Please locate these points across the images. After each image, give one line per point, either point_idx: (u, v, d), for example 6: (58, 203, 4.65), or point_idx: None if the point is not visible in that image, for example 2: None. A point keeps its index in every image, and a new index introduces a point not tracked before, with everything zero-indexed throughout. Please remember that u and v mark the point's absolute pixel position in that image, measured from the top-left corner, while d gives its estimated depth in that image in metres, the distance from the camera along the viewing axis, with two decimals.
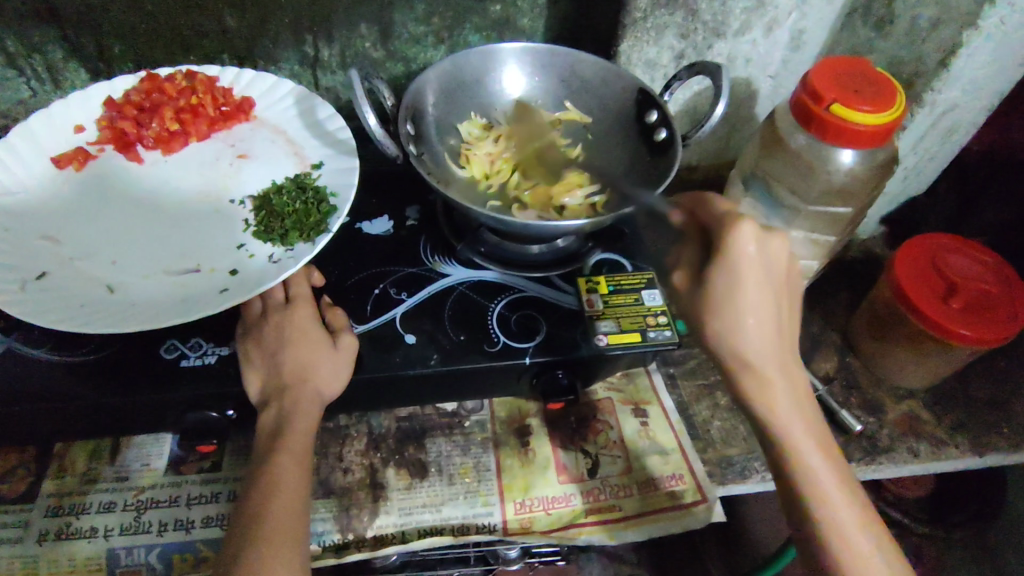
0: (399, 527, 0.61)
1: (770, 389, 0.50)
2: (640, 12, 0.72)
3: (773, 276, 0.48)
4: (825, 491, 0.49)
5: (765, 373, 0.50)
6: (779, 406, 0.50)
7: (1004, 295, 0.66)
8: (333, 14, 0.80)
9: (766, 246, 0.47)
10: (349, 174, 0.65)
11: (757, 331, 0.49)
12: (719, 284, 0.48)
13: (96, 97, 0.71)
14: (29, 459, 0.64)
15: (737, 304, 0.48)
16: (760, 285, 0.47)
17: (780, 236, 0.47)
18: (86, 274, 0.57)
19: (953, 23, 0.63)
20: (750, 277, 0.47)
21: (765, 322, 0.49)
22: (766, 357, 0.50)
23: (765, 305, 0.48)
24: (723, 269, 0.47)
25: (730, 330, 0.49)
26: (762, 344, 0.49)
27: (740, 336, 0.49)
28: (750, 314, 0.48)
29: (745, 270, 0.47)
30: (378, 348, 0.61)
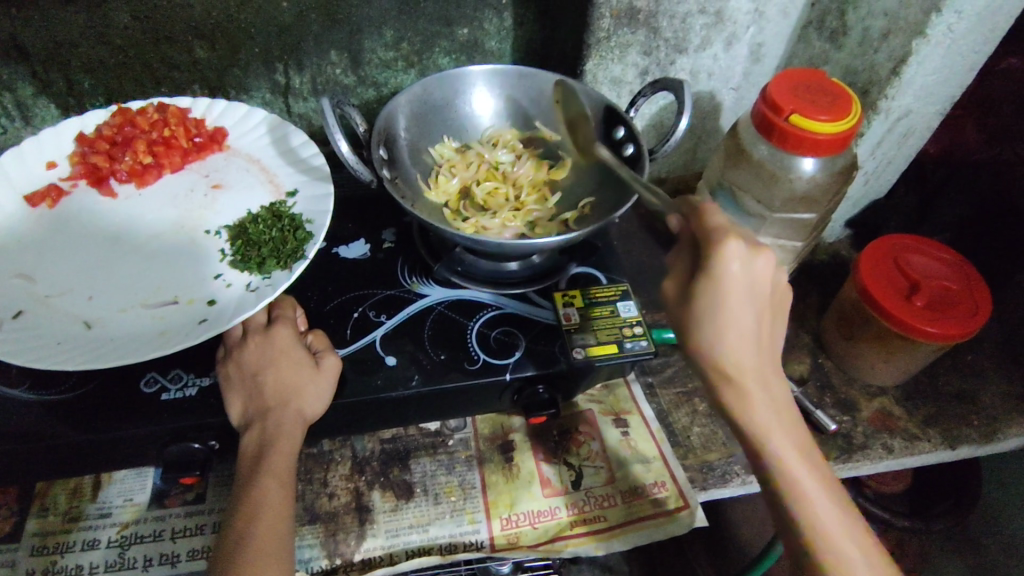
0: (386, 549, 0.61)
1: (752, 398, 0.50)
2: (604, 32, 0.74)
3: (757, 291, 0.48)
4: (810, 498, 0.49)
5: (749, 380, 0.50)
6: (762, 412, 0.50)
7: (964, 291, 0.68)
8: (303, 42, 0.82)
9: (751, 264, 0.47)
10: (324, 200, 0.66)
11: (741, 342, 0.49)
12: (705, 299, 0.48)
13: (67, 133, 0.71)
14: (9, 500, 0.63)
15: (721, 314, 0.48)
16: (744, 298, 0.48)
17: (765, 254, 0.48)
18: (62, 311, 0.57)
19: (902, 32, 0.65)
20: (734, 293, 0.48)
21: (747, 331, 0.49)
22: (748, 366, 0.50)
23: (749, 318, 0.49)
24: (712, 282, 0.48)
25: (716, 342, 0.49)
26: (744, 357, 0.50)
27: (724, 347, 0.49)
28: (733, 326, 0.49)
29: (731, 283, 0.47)
30: (359, 371, 0.62)
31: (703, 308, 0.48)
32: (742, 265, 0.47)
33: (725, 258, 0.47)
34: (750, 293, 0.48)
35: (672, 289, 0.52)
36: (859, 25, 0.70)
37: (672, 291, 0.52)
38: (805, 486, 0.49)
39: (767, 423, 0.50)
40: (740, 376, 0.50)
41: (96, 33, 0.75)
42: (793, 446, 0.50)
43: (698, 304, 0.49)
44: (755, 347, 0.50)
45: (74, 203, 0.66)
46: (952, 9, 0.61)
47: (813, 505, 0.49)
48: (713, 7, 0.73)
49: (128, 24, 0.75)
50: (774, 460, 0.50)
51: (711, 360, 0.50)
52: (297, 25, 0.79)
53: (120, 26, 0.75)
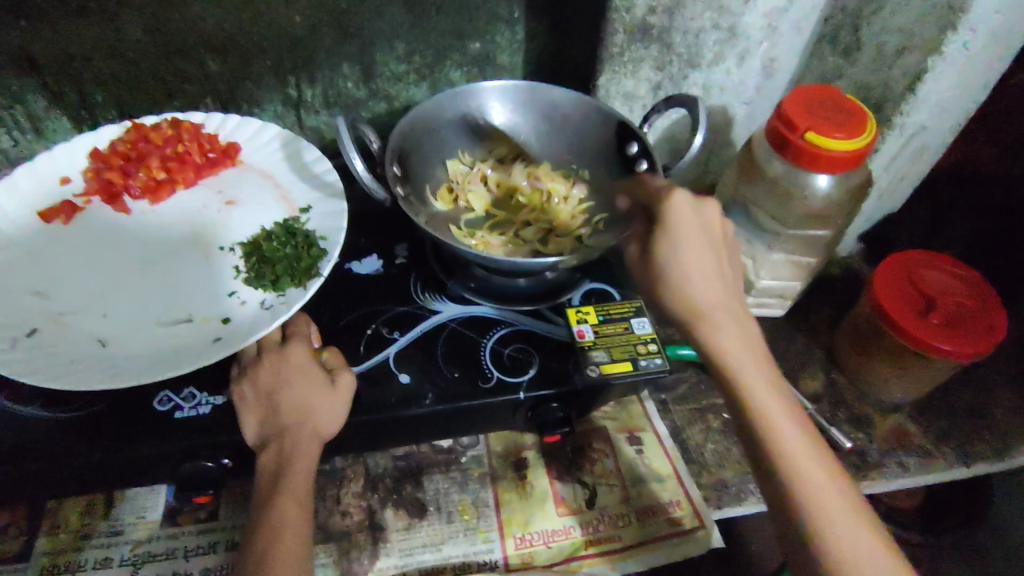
0: (399, 568, 0.61)
1: (727, 339, 0.54)
2: (617, 47, 0.74)
3: (708, 232, 0.56)
4: (792, 449, 0.49)
5: (724, 324, 0.54)
6: (737, 357, 0.53)
7: (980, 307, 0.68)
8: (315, 56, 0.82)
9: (698, 210, 0.56)
10: (338, 217, 0.66)
11: (704, 280, 0.55)
12: (665, 239, 0.55)
13: (81, 149, 0.71)
14: (20, 518, 0.63)
15: (679, 250, 0.55)
16: (699, 242, 0.55)
17: (710, 203, 0.57)
18: (77, 329, 0.57)
19: (917, 49, 0.65)
20: (688, 231, 0.55)
21: (706, 268, 0.55)
22: (718, 307, 0.55)
23: (708, 259, 0.55)
24: (666, 224, 0.55)
25: (680, 278, 0.54)
26: (706, 295, 0.55)
27: (692, 286, 0.54)
28: (697, 269, 0.55)
29: (683, 228, 0.55)
30: (373, 389, 0.62)
31: (661, 253, 0.55)
32: (689, 209, 0.56)
33: (676, 207, 0.55)
34: (705, 234, 0.55)
35: (635, 249, 0.59)
36: (873, 41, 0.70)
37: (633, 250, 0.59)
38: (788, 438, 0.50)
39: (747, 369, 0.53)
40: (713, 317, 0.54)
41: (109, 47, 0.76)
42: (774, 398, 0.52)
43: (659, 253, 0.55)
44: (717, 288, 0.55)
45: (88, 218, 0.66)
46: (967, 26, 0.62)
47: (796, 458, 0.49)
48: (726, 22, 0.73)
49: (140, 38, 0.75)
50: (757, 408, 0.51)
51: (683, 300, 0.54)
52: (310, 39, 0.79)
53: (133, 39, 0.75)
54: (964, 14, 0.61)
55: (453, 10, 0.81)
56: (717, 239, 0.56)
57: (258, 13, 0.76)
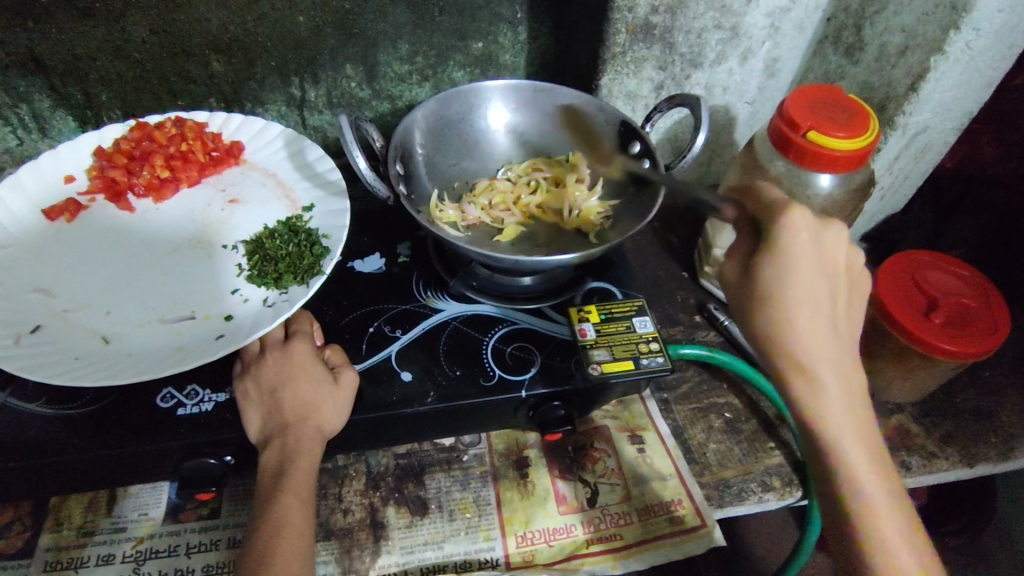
0: (401, 566, 0.61)
1: (825, 393, 0.45)
2: (619, 47, 0.74)
3: (826, 265, 0.45)
4: (873, 511, 0.45)
5: (825, 378, 0.45)
6: (835, 413, 0.45)
7: (984, 307, 0.67)
8: (318, 56, 0.82)
9: (816, 238, 0.45)
10: (340, 215, 0.66)
11: (810, 326, 0.44)
12: (774, 276, 0.45)
13: (85, 147, 0.72)
14: (24, 514, 0.63)
15: (796, 289, 0.44)
16: (815, 277, 0.44)
17: (831, 226, 0.46)
18: (79, 326, 0.57)
19: (920, 49, 0.65)
20: (802, 268, 0.44)
21: (819, 314, 0.44)
22: (823, 357, 0.44)
23: (817, 300, 0.44)
24: (777, 257, 0.45)
25: (788, 325, 0.44)
26: (818, 344, 0.44)
27: (794, 330, 0.44)
28: (801, 311, 0.44)
29: (798, 254, 0.44)
30: (375, 387, 0.62)
31: (765, 283, 0.45)
32: (808, 238, 0.45)
33: (792, 230, 0.45)
34: (815, 268, 0.44)
35: (734, 265, 0.48)
36: (876, 40, 0.70)
37: (732, 267, 0.48)
38: (874, 501, 0.45)
39: (841, 426, 0.45)
40: (814, 370, 0.44)
41: (114, 47, 0.76)
42: (863, 454, 0.45)
43: (762, 283, 0.45)
44: (831, 334, 0.45)
45: (92, 216, 0.66)
46: (971, 26, 0.61)
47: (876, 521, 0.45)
48: (729, 22, 0.73)
49: (146, 38, 0.76)
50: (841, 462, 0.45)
51: (780, 348, 0.45)
52: (313, 39, 0.80)
53: (139, 40, 0.76)
54: (967, 14, 0.60)
55: (456, 11, 0.81)
56: (834, 271, 0.46)
57: (262, 14, 0.76)
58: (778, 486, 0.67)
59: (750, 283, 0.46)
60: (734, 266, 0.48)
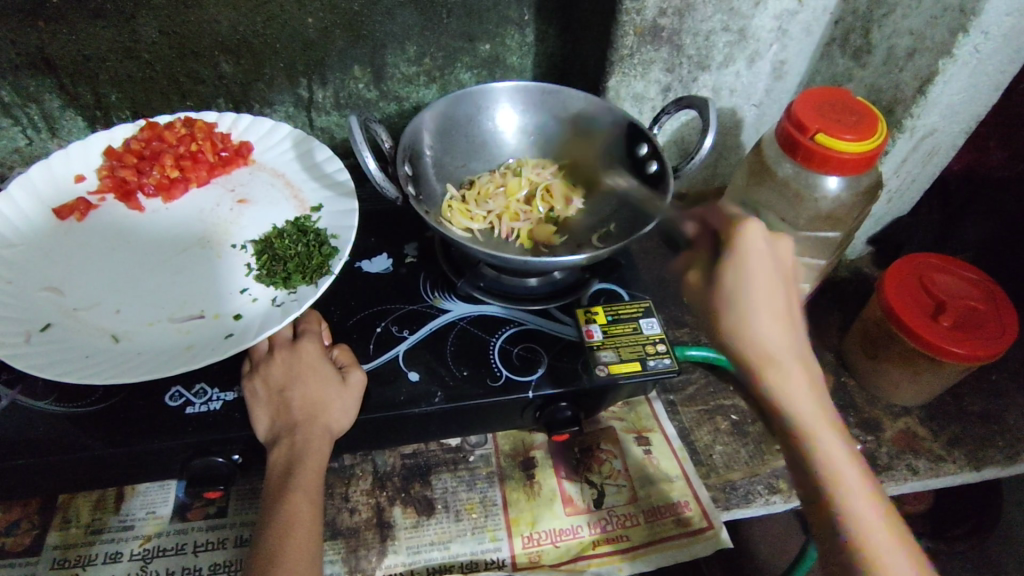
0: (407, 565, 0.61)
1: (786, 381, 0.49)
2: (627, 49, 0.74)
3: (783, 269, 0.51)
4: (849, 495, 0.47)
5: (786, 364, 0.50)
6: (799, 398, 0.49)
7: (991, 311, 0.67)
8: (327, 57, 0.82)
9: (771, 244, 0.51)
10: (349, 215, 0.66)
11: (766, 320, 0.49)
12: (732, 276, 0.51)
13: (95, 147, 0.72)
14: (32, 511, 0.64)
15: (752, 286, 0.50)
16: (771, 278, 0.50)
17: (783, 238, 0.53)
18: (89, 324, 0.58)
19: (928, 51, 0.65)
20: (760, 269, 0.50)
21: (776, 306, 0.50)
22: (782, 346, 0.49)
23: (773, 296, 0.50)
24: (735, 260, 0.51)
25: (748, 317, 0.50)
26: (778, 333, 0.50)
27: (753, 324, 0.49)
28: (760, 308, 0.49)
29: (752, 260, 0.50)
30: (382, 387, 0.62)
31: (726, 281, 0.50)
32: (765, 243, 0.51)
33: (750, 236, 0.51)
34: (772, 270, 0.50)
35: (697, 276, 0.54)
36: (884, 43, 0.70)
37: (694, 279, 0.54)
38: (848, 482, 0.48)
39: (806, 412, 0.49)
40: (775, 359, 0.49)
41: (124, 48, 0.76)
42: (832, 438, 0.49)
43: (726, 287, 0.50)
44: (789, 326, 0.50)
45: (102, 215, 0.67)
46: (979, 29, 0.61)
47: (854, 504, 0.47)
48: (736, 25, 0.73)
49: (156, 39, 0.76)
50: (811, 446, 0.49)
51: (743, 343, 0.50)
52: (321, 40, 0.80)
53: (148, 41, 0.76)
54: (975, 17, 0.60)
55: (464, 13, 0.81)
56: (788, 276, 0.52)
57: (271, 15, 0.76)
58: (785, 488, 0.67)
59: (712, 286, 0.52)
60: (698, 277, 0.54)
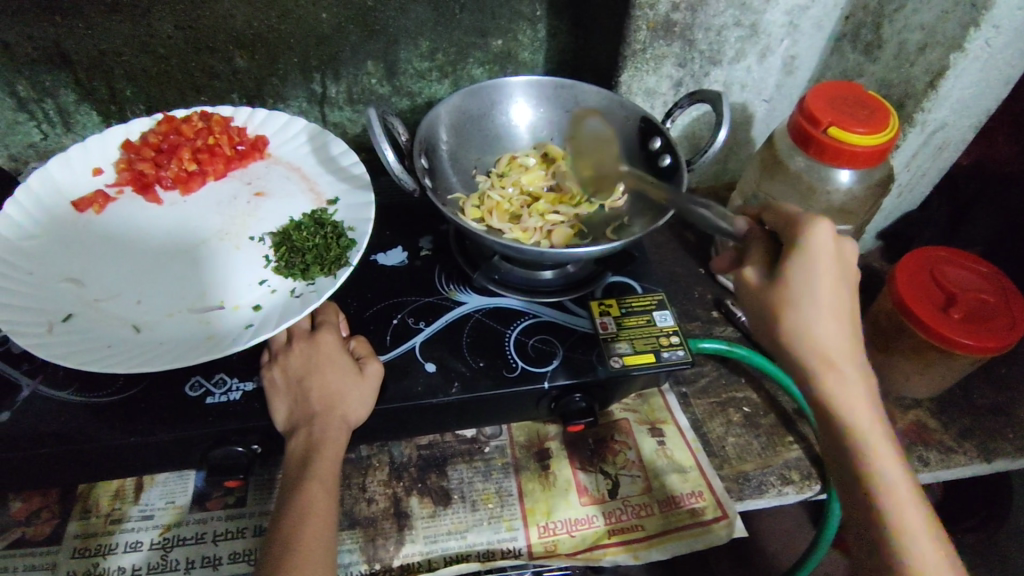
0: (424, 555, 0.62)
1: (845, 385, 0.49)
2: (640, 44, 0.74)
3: (848, 272, 0.49)
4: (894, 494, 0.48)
5: (841, 368, 0.49)
6: (850, 398, 0.49)
7: (1002, 304, 0.68)
8: (340, 52, 0.83)
9: (840, 245, 0.48)
10: (365, 208, 0.67)
11: (831, 324, 0.48)
12: (798, 275, 0.48)
13: (113, 140, 0.73)
14: (52, 501, 0.64)
15: (815, 286, 0.48)
16: (835, 281, 0.48)
17: (849, 240, 0.49)
18: (110, 314, 0.58)
19: (940, 46, 0.65)
20: (827, 269, 0.48)
21: (836, 309, 0.48)
22: (840, 349, 0.49)
23: (840, 300, 0.48)
24: (803, 256, 0.48)
25: (807, 318, 0.48)
26: (835, 337, 0.48)
27: (817, 329, 0.48)
28: (826, 310, 0.48)
29: (823, 261, 0.48)
30: (400, 378, 0.62)
31: (790, 279, 0.48)
32: (834, 244, 0.48)
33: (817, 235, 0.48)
34: (841, 275, 0.48)
35: (756, 272, 0.51)
36: (895, 38, 0.71)
37: (753, 276, 0.51)
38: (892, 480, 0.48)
39: (855, 413, 0.49)
40: (835, 361, 0.49)
41: (139, 43, 0.77)
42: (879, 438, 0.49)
43: (790, 285, 0.48)
44: (847, 328, 0.49)
45: (121, 208, 0.67)
46: (990, 23, 0.62)
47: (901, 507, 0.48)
48: (748, 20, 0.74)
49: (171, 34, 0.77)
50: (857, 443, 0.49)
51: (806, 346, 0.49)
52: (336, 35, 0.81)
53: (163, 35, 0.77)
54: (986, 12, 0.61)
55: (477, 8, 0.82)
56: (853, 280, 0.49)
57: (286, 10, 0.77)
58: (798, 479, 0.68)
59: (775, 285, 0.49)
60: (755, 273, 0.51)
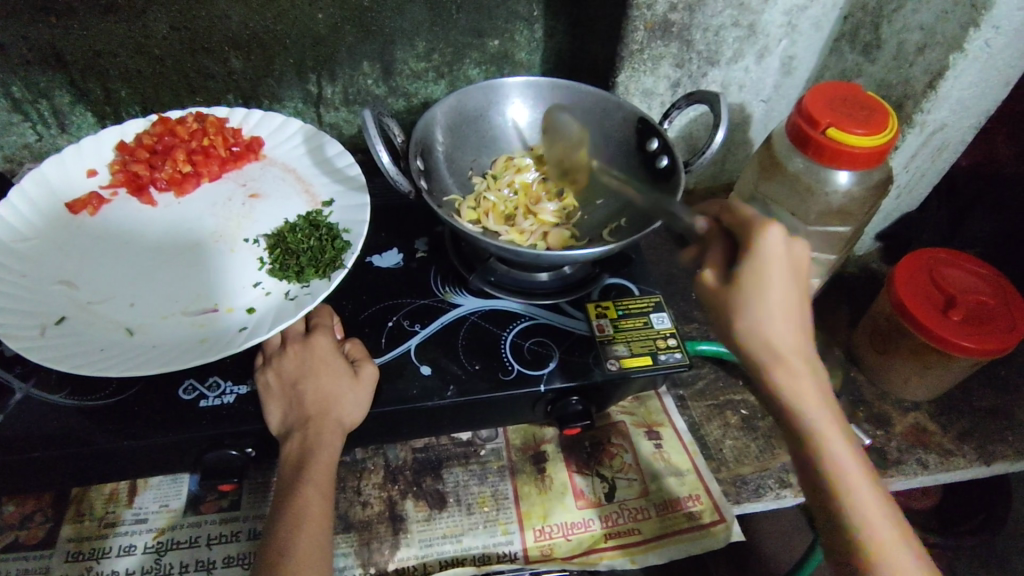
0: (419, 558, 0.61)
1: (800, 382, 0.48)
2: (638, 44, 0.74)
3: (801, 273, 0.48)
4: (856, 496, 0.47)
5: (795, 369, 0.48)
6: (808, 398, 0.48)
7: (1002, 306, 0.67)
8: (336, 53, 0.82)
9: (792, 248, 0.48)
10: (360, 210, 0.67)
11: (785, 327, 0.48)
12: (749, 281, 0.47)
13: (108, 142, 0.72)
14: (45, 505, 0.64)
15: (768, 292, 0.47)
16: (788, 286, 0.47)
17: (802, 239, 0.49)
18: (103, 317, 0.58)
19: (940, 46, 0.65)
20: (779, 275, 0.47)
21: (790, 311, 0.48)
22: (794, 351, 0.48)
23: (794, 303, 0.47)
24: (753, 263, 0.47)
25: (759, 322, 0.48)
26: (789, 338, 0.48)
27: (774, 331, 0.48)
28: (778, 311, 0.47)
29: (774, 267, 0.47)
30: (395, 381, 0.62)
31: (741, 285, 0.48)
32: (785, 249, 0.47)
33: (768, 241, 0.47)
34: (793, 279, 0.47)
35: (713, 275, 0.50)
36: (894, 39, 0.70)
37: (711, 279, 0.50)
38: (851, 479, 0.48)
39: (812, 413, 0.48)
40: (789, 363, 0.48)
41: (135, 44, 0.77)
42: (840, 439, 0.48)
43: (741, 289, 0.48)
44: (801, 329, 0.48)
45: (115, 210, 0.67)
46: (990, 24, 0.61)
47: (861, 506, 0.47)
48: (746, 20, 0.74)
49: (167, 35, 0.76)
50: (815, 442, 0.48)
51: (758, 349, 0.48)
52: (331, 35, 0.80)
53: (159, 36, 0.76)
54: (986, 12, 0.60)
55: (474, 8, 0.81)
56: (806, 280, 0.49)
57: (282, 11, 0.76)
58: (795, 482, 0.68)
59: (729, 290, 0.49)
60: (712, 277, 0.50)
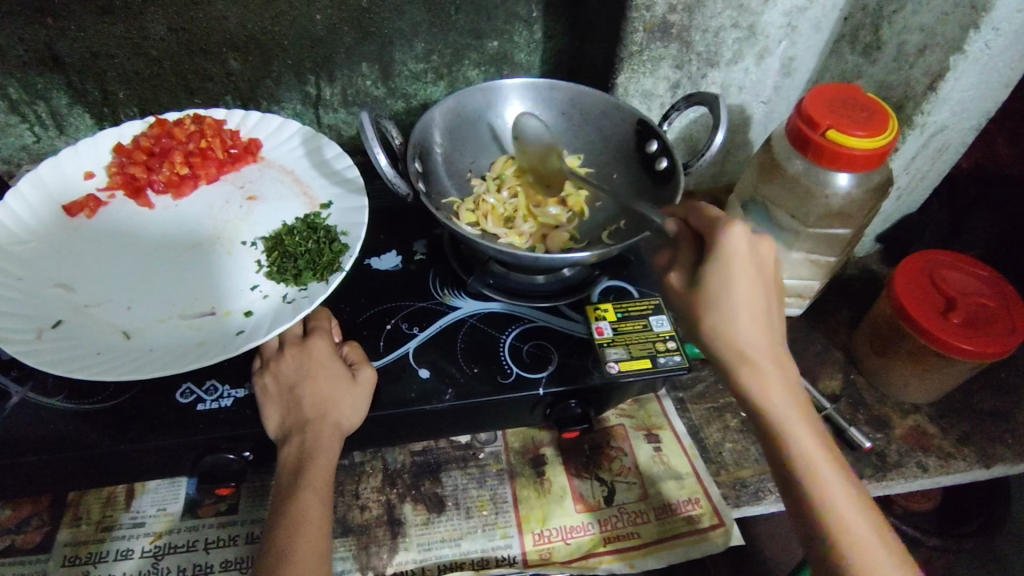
0: (418, 562, 0.61)
1: (767, 378, 0.49)
2: (637, 46, 0.73)
3: (764, 272, 0.50)
4: (832, 496, 0.46)
5: (762, 365, 0.49)
6: (776, 395, 0.49)
7: (1002, 308, 0.67)
8: (334, 55, 0.82)
9: (755, 247, 0.50)
10: (358, 212, 0.66)
11: (751, 324, 0.49)
12: (714, 276, 0.49)
13: (105, 144, 0.72)
14: (42, 508, 0.64)
15: (731, 288, 0.48)
16: (751, 283, 0.49)
17: (766, 241, 0.50)
18: (100, 321, 0.58)
19: (941, 48, 0.64)
20: (742, 271, 0.49)
21: (754, 307, 0.49)
22: (759, 348, 0.49)
23: (757, 300, 0.49)
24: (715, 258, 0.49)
25: (725, 319, 0.49)
26: (755, 334, 0.49)
27: (738, 329, 0.49)
28: (743, 308, 0.49)
29: (737, 262, 0.48)
30: (393, 384, 0.62)
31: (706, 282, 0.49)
32: (747, 245, 0.49)
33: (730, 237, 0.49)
34: (755, 274, 0.49)
35: (680, 278, 0.53)
36: (894, 40, 0.70)
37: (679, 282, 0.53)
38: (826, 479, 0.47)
39: (782, 410, 0.49)
40: (756, 360, 0.49)
41: (132, 45, 0.76)
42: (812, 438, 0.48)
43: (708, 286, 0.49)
44: (766, 328, 0.50)
45: (113, 212, 0.67)
46: (991, 25, 0.61)
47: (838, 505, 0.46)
48: (746, 21, 0.73)
49: (164, 36, 0.76)
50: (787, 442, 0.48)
51: (725, 346, 0.49)
52: (330, 37, 0.80)
53: (156, 37, 0.76)
54: (987, 13, 0.60)
55: (472, 9, 0.81)
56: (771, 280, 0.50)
57: (280, 12, 0.76)
58: None
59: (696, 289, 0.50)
60: (679, 278, 0.53)
